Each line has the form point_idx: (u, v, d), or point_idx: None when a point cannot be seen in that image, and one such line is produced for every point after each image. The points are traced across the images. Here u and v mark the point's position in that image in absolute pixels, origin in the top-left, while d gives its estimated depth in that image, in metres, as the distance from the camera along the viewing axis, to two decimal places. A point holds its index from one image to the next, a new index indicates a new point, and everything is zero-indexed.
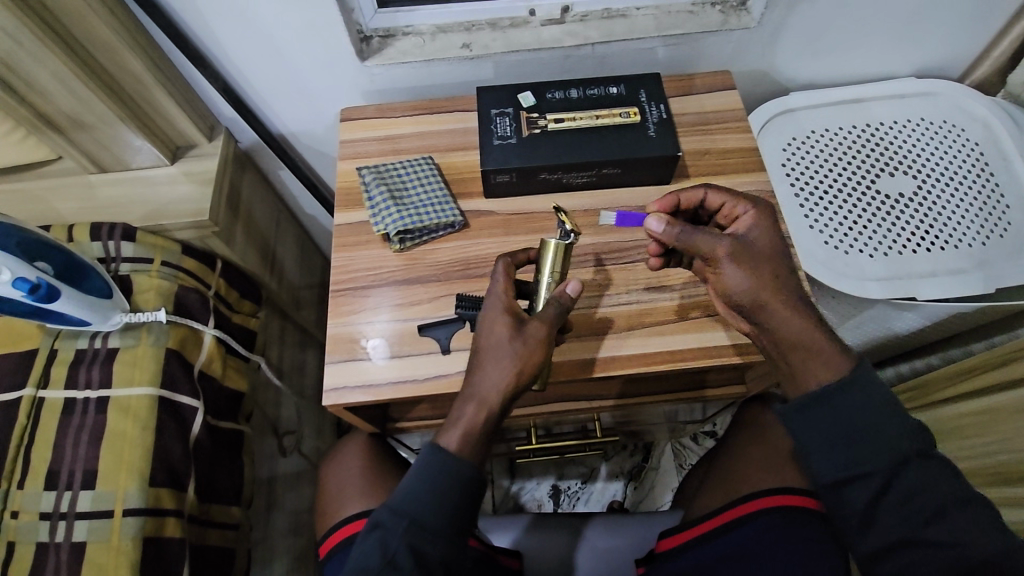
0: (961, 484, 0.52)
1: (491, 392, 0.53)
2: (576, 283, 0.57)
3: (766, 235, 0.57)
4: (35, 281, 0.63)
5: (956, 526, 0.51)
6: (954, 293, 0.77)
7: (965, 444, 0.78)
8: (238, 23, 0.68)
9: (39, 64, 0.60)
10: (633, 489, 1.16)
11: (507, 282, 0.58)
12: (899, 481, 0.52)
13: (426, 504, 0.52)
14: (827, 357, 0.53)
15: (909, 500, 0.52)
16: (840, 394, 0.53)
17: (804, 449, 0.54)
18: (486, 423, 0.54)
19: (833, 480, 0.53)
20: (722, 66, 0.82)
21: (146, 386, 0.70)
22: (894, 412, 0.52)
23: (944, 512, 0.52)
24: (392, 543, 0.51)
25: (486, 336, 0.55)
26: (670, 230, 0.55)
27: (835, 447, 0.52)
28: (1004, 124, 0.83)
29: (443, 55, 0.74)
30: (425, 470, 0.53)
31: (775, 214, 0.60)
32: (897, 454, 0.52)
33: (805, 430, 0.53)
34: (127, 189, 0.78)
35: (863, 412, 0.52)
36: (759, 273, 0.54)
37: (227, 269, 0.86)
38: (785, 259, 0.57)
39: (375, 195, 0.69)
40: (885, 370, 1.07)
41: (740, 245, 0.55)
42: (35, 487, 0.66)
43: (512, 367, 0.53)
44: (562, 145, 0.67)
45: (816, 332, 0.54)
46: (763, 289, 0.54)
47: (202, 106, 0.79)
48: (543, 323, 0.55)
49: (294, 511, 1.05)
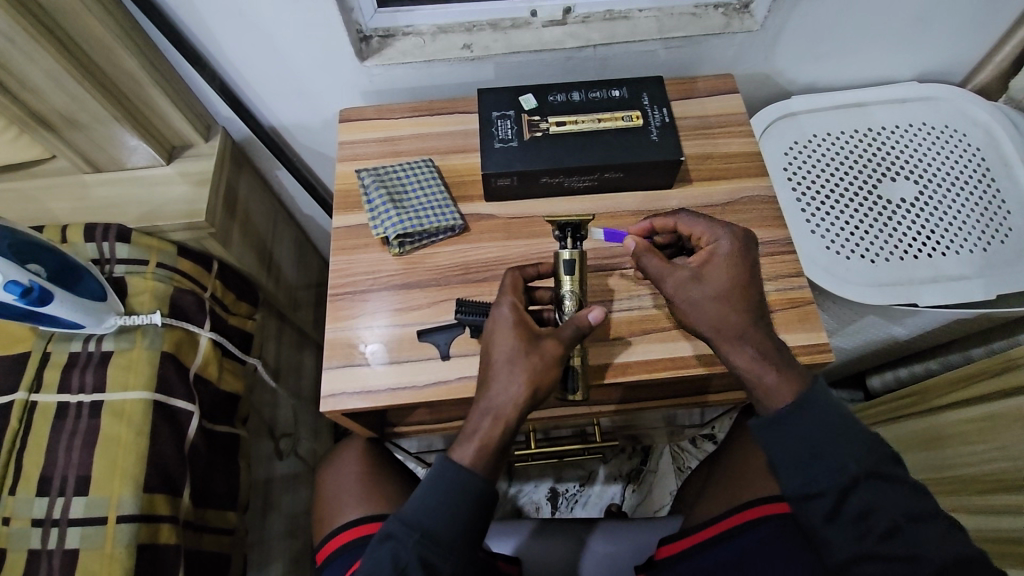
0: (912, 498, 0.52)
1: (507, 405, 0.53)
2: (600, 311, 0.56)
3: (724, 269, 0.56)
4: (28, 284, 0.62)
5: (910, 539, 0.50)
6: (957, 299, 0.76)
7: (964, 450, 0.78)
8: (235, 21, 0.67)
9: (33, 64, 0.59)
10: (632, 492, 1.15)
11: (510, 291, 0.58)
12: (855, 495, 0.51)
13: (438, 517, 0.51)
14: (766, 387, 0.53)
15: (865, 515, 0.51)
16: (801, 413, 0.53)
17: (771, 461, 0.54)
18: (501, 437, 0.53)
19: (796, 493, 0.52)
20: (725, 68, 0.81)
21: (141, 391, 0.69)
22: (851, 433, 0.53)
23: (898, 527, 0.50)
24: (404, 554, 0.50)
25: (499, 348, 0.54)
26: (640, 254, 0.58)
27: (797, 461, 0.52)
28: (1006, 129, 0.83)
29: (444, 55, 0.73)
30: (438, 483, 0.52)
31: (746, 239, 0.58)
32: (853, 470, 0.51)
33: (772, 443, 0.53)
34: (121, 190, 0.77)
35: (821, 430, 0.52)
36: (704, 311, 0.55)
37: (223, 271, 0.84)
38: (743, 285, 0.56)
39: (374, 197, 0.68)
40: (884, 374, 1.08)
41: (687, 284, 0.56)
42: (26, 492, 0.65)
43: (524, 379, 0.53)
44: (563, 148, 0.66)
45: (759, 362, 0.54)
46: (709, 327, 0.55)
47: (199, 105, 0.78)
48: (558, 339, 0.55)
49: (290, 514, 1.04)
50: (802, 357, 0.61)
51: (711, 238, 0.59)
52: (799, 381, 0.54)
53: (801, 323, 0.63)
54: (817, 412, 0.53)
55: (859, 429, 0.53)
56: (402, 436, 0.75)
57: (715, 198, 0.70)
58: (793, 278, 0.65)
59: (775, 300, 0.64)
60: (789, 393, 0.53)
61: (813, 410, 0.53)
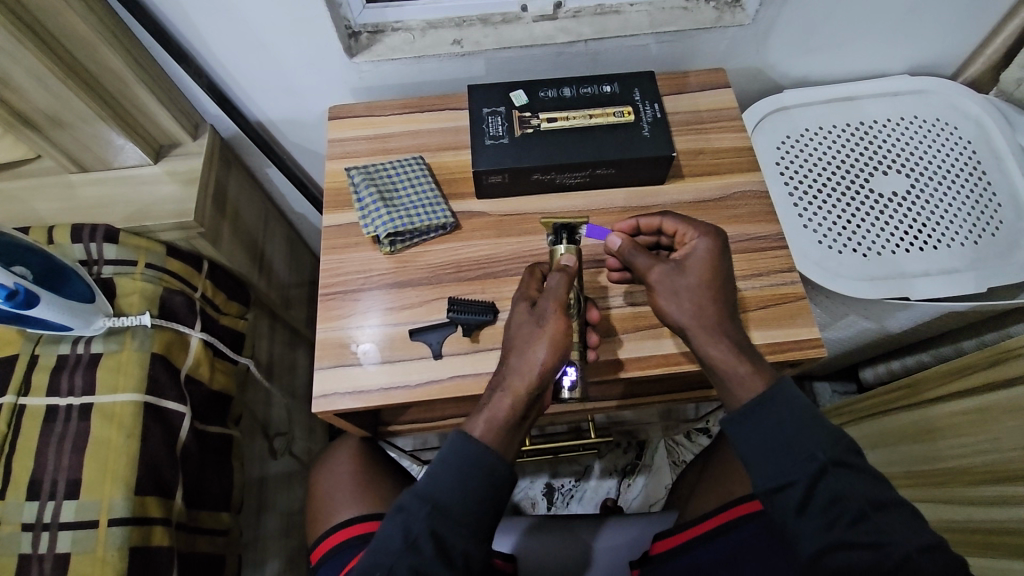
0: (877, 486, 0.50)
1: (516, 379, 0.52)
2: (556, 278, 0.56)
3: (706, 263, 0.57)
4: (13, 287, 0.61)
5: (878, 528, 0.49)
6: (951, 291, 0.76)
7: (950, 443, 0.78)
8: (221, 17, 0.66)
9: (14, 62, 0.58)
10: (627, 486, 1.16)
11: (527, 277, 0.59)
12: (824, 486, 0.50)
13: (450, 491, 0.51)
14: (739, 380, 0.53)
15: (835, 503, 0.49)
16: (770, 406, 0.52)
17: (740, 457, 0.52)
18: (512, 412, 0.52)
19: (766, 486, 0.51)
20: (717, 63, 0.81)
21: (131, 393, 0.69)
22: (816, 422, 0.51)
23: (866, 514, 0.49)
24: (414, 527, 0.50)
25: (516, 325, 0.55)
26: (626, 250, 0.59)
27: (768, 453, 0.51)
28: (997, 123, 0.83)
29: (434, 51, 0.73)
30: (450, 458, 0.51)
31: (726, 238, 0.59)
32: (821, 459, 0.50)
33: (741, 439, 0.52)
34: (109, 190, 0.76)
35: (792, 422, 0.51)
36: (684, 303, 0.55)
37: (214, 270, 0.84)
38: (720, 283, 0.56)
39: (364, 196, 0.67)
40: (878, 367, 1.09)
41: (669, 275, 0.56)
42: (16, 497, 0.65)
43: (540, 348, 0.52)
44: (555, 145, 0.66)
45: (734, 355, 0.53)
46: (688, 315, 0.55)
47: (186, 104, 0.78)
48: (554, 300, 0.55)
49: (285, 512, 1.04)
50: (795, 351, 0.61)
51: (690, 239, 0.59)
52: (770, 373, 0.54)
53: (792, 318, 0.63)
54: (787, 405, 0.52)
55: (823, 419, 0.52)
56: (396, 435, 0.75)
57: (707, 193, 0.70)
58: (785, 274, 0.65)
59: (768, 295, 0.64)
60: (760, 384, 0.53)
61: (779, 403, 0.52)
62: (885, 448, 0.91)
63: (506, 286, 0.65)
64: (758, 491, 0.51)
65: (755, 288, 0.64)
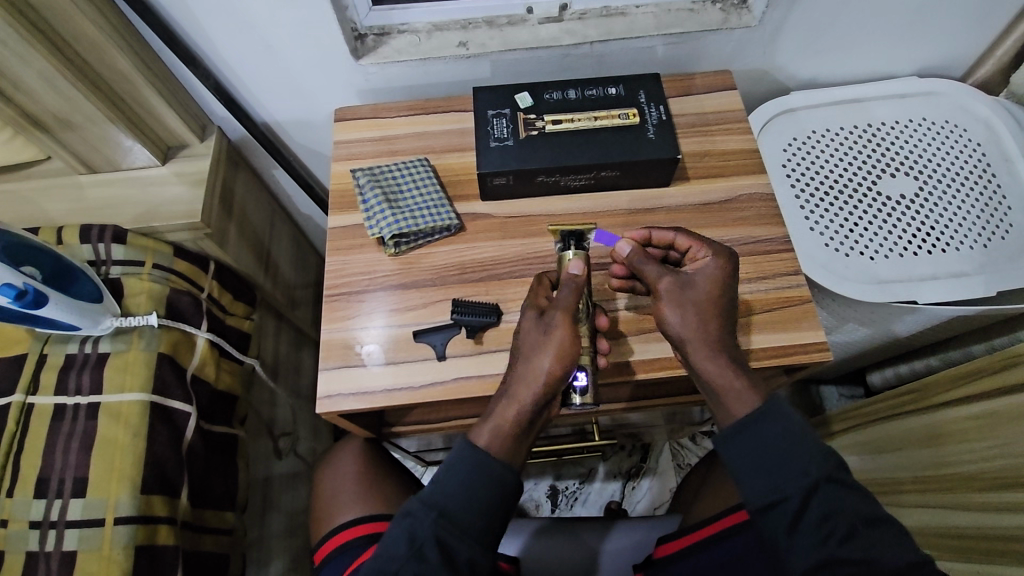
0: (868, 502, 0.50)
1: (522, 385, 0.52)
2: (568, 287, 0.56)
3: (714, 282, 0.56)
4: (23, 287, 0.62)
5: (869, 542, 0.49)
6: (958, 295, 0.76)
7: (957, 449, 0.77)
8: (229, 19, 0.67)
9: (24, 63, 0.59)
10: (631, 489, 1.15)
11: (537, 285, 0.60)
12: (817, 501, 0.49)
13: (457, 498, 0.51)
14: (733, 396, 0.53)
15: (826, 520, 0.49)
16: (766, 419, 0.52)
17: (731, 471, 0.52)
18: (517, 420, 0.52)
19: (760, 502, 0.50)
20: (722, 65, 0.81)
21: (138, 392, 0.69)
22: (806, 438, 0.51)
23: (856, 530, 0.49)
24: (421, 533, 0.50)
25: (524, 332, 0.55)
26: (634, 258, 0.58)
27: (759, 469, 0.51)
28: (1006, 124, 0.82)
29: (439, 53, 0.73)
30: (457, 465, 0.52)
31: (736, 259, 0.59)
32: (813, 474, 0.50)
33: (734, 455, 0.52)
34: (117, 190, 0.76)
35: (785, 438, 0.51)
36: (687, 317, 0.54)
37: (220, 271, 0.84)
38: (723, 302, 0.56)
39: (370, 197, 0.68)
40: (885, 370, 1.09)
41: (680, 288, 0.56)
42: (24, 494, 0.65)
43: (548, 356, 0.52)
44: (560, 147, 0.66)
45: (730, 372, 0.53)
46: (690, 328, 0.54)
47: (194, 105, 0.78)
48: (563, 309, 0.54)
49: (290, 513, 1.04)
50: (799, 355, 0.61)
51: (698, 256, 0.59)
52: (765, 388, 0.53)
53: (798, 321, 0.62)
54: (781, 420, 0.52)
55: (814, 434, 0.52)
56: (399, 436, 0.75)
57: (713, 195, 0.69)
58: (791, 277, 0.65)
59: (773, 298, 0.64)
60: (753, 402, 0.52)
61: (772, 419, 0.52)
62: (893, 453, 0.90)
63: (510, 288, 0.65)
64: (750, 507, 0.51)
65: (760, 291, 0.64)
